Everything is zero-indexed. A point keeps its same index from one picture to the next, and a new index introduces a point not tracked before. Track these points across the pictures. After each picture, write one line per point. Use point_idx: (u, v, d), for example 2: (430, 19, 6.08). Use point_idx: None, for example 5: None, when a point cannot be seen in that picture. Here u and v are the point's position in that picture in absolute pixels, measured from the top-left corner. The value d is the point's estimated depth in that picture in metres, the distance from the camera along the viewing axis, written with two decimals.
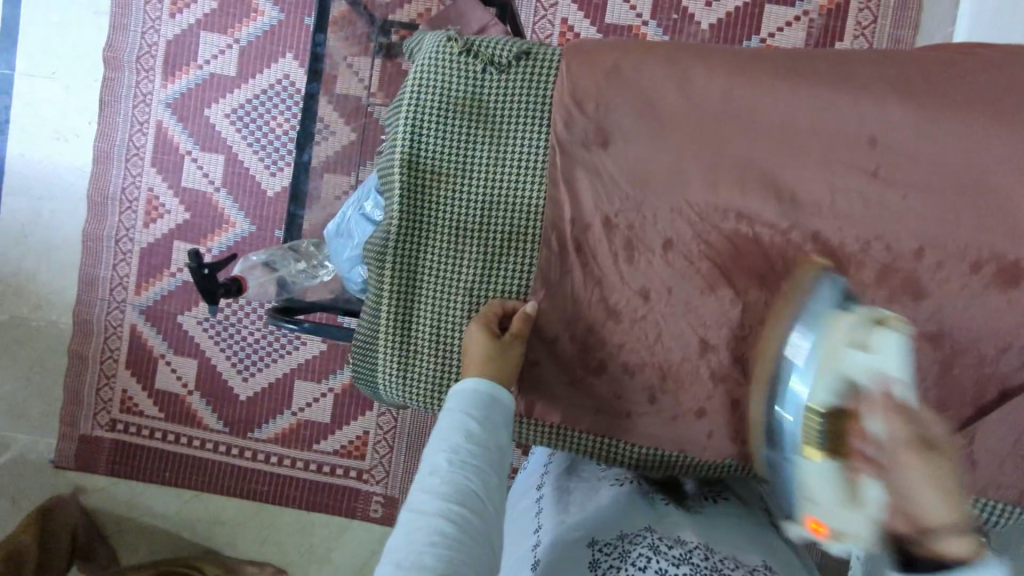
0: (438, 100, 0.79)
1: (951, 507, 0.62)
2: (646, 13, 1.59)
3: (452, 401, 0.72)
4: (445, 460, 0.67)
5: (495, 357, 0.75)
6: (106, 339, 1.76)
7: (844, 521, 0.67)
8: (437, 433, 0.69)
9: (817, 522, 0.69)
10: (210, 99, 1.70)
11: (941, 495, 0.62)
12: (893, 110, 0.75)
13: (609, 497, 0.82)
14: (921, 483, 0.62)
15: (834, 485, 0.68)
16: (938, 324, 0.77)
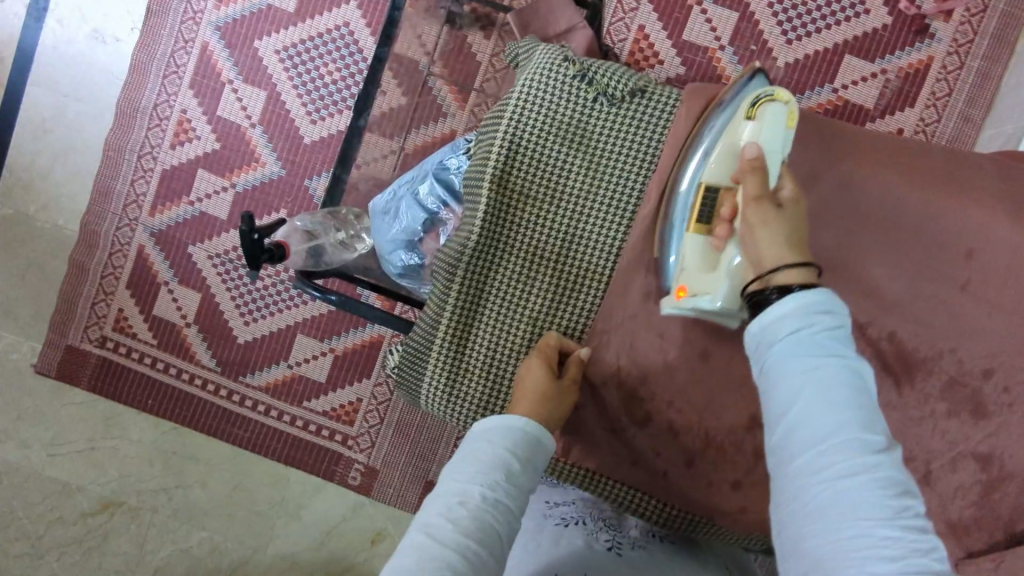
0: (541, 126, 0.81)
1: (792, 250, 0.66)
2: (726, 36, 1.38)
3: (502, 433, 0.72)
4: (477, 493, 0.67)
5: (553, 399, 0.77)
6: (111, 255, 1.63)
7: (705, 279, 0.73)
8: (477, 460, 0.69)
9: (681, 288, 0.75)
10: (262, 31, 1.59)
11: (774, 246, 0.66)
12: (998, 227, 0.72)
13: (556, 548, 0.79)
14: (767, 226, 0.68)
15: (704, 254, 0.74)
16: (991, 446, 0.72)
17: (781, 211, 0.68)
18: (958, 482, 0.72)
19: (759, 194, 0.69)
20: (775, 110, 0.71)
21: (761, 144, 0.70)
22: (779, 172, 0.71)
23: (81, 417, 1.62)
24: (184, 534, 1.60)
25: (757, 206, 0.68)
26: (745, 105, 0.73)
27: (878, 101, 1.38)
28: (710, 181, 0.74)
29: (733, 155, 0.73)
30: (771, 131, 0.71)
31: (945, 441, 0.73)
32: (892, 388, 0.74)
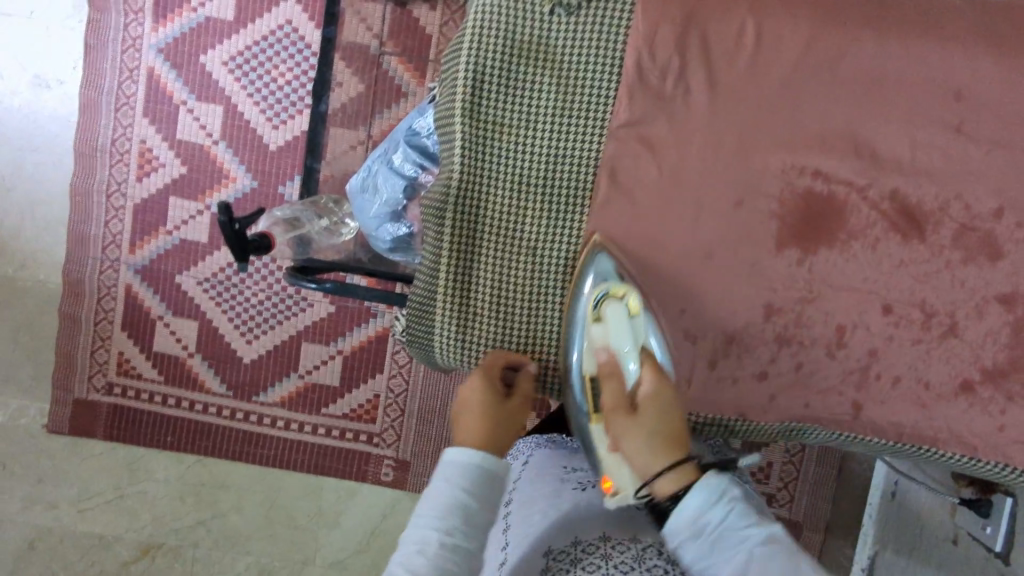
0: (501, 45, 0.72)
1: (663, 452, 0.63)
2: None
3: (457, 471, 0.63)
4: (436, 538, 0.59)
5: (503, 423, 0.68)
6: (100, 300, 1.60)
7: (622, 474, 0.66)
8: (434, 501, 0.61)
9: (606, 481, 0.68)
10: (206, 45, 1.56)
11: (649, 451, 0.63)
12: (981, 64, 0.71)
13: (574, 500, 0.73)
14: (631, 439, 0.65)
15: (604, 448, 0.70)
16: (1013, 284, 0.72)
17: (640, 419, 0.65)
18: (986, 328, 0.73)
19: (617, 401, 0.68)
20: (614, 309, 0.72)
21: (611, 343, 0.71)
22: (639, 361, 0.70)
23: (104, 467, 1.60)
24: (228, 562, 1.58)
25: (613, 419, 0.67)
26: (586, 299, 0.72)
27: None
28: (587, 378, 0.73)
29: (593, 354, 0.73)
30: (618, 326, 0.72)
31: (966, 289, 0.73)
32: (901, 245, 0.73)
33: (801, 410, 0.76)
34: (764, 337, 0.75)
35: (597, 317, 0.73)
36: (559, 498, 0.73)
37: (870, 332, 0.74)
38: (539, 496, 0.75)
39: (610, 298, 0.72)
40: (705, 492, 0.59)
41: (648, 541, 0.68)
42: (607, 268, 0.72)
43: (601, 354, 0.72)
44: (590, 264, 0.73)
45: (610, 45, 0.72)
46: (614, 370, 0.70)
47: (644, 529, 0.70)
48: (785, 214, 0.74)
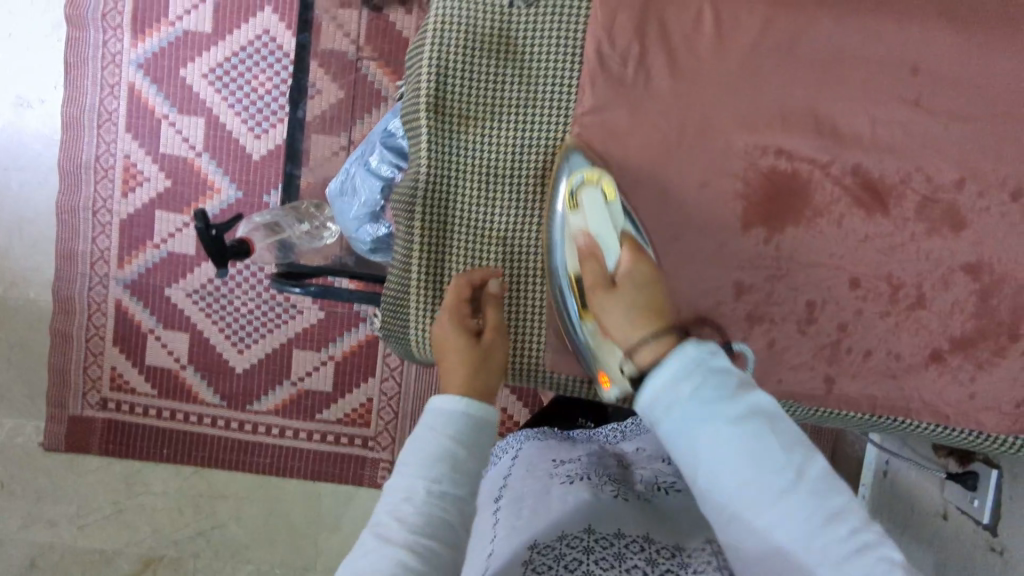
0: (462, 38, 0.72)
1: (645, 321, 0.64)
2: None
3: (441, 421, 0.61)
4: (423, 487, 0.57)
5: (484, 368, 0.68)
6: (91, 316, 1.61)
7: (611, 360, 0.67)
8: (419, 452, 0.59)
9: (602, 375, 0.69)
10: (186, 58, 1.57)
11: (630, 323, 0.64)
12: (937, 37, 0.71)
13: (560, 498, 0.69)
14: (615, 313, 0.66)
15: (594, 336, 0.70)
16: (977, 254, 0.73)
17: (621, 293, 0.67)
18: (954, 298, 0.74)
19: (598, 281, 0.69)
20: (590, 195, 0.72)
21: (589, 227, 0.72)
22: (618, 246, 0.71)
23: (101, 481, 1.60)
24: (229, 571, 1.59)
25: (595, 299, 0.68)
26: (561, 195, 0.73)
27: None
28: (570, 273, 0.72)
29: (574, 245, 0.73)
30: (596, 214, 0.72)
31: (931, 261, 0.74)
32: (866, 220, 0.74)
33: (776, 387, 0.77)
34: (735, 316, 0.76)
35: (573, 208, 0.73)
36: (545, 499, 0.70)
37: (840, 308, 0.75)
38: (527, 491, 0.74)
39: (587, 184, 0.72)
40: (688, 358, 0.59)
41: (631, 535, 0.65)
42: (580, 165, 0.72)
43: (580, 242, 0.72)
44: (564, 166, 0.73)
45: (570, 35, 0.72)
46: (593, 255, 0.71)
47: (632, 523, 0.67)
48: (750, 195, 0.74)
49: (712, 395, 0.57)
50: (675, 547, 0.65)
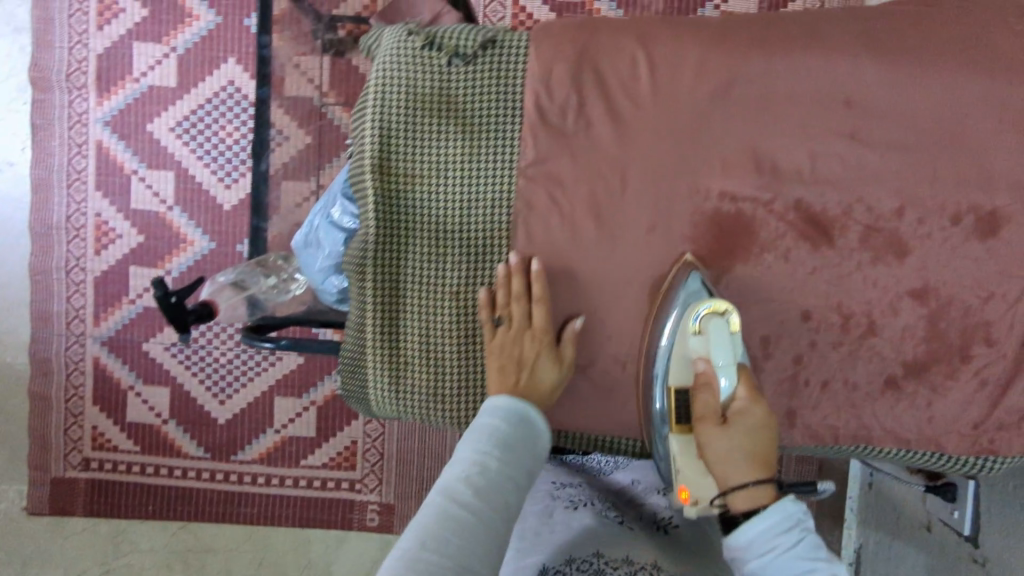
0: (403, 100, 0.74)
1: (756, 466, 0.62)
2: None
3: (505, 412, 0.67)
4: (492, 460, 0.61)
5: (555, 389, 0.74)
6: (69, 377, 1.60)
7: (701, 485, 0.66)
8: (487, 434, 0.64)
9: (682, 490, 0.67)
10: (152, 113, 1.57)
11: (736, 458, 0.62)
12: (867, 71, 0.73)
13: (568, 525, 0.75)
14: (721, 447, 0.64)
15: (687, 457, 0.68)
16: (922, 279, 0.75)
17: (731, 431, 0.64)
18: (903, 324, 0.75)
19: (710, 409, 0.67)
20: (717, 325, 0.69)
21: (711, 352, 0.68)
22: (734, 376, 0.67)
23: (88, 542, 1.58)
24: None
25: (701, 427, 0.66)
26: (685, 315, 0.71)
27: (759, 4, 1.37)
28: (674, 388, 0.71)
29: (688, 363, 0.70)
30: (719, 341, 0.69)
31: (879, 288, 0.75)
32: (812, 252, 0.75)
33: None
34: None
35: (694, 328, 0.70)
36: (553, 525, 0.75)
37: (793, 340, 0.77)
38: (531, 514, 0.80)
39: (713, 313, 0.70)
40: (788, 510, 0.57)
41: (641, 563, 0.66)
42: (698, 288, 0.73)
43: (696, 362, 0.70)
44: (683, 287, 0.73)
45: (508, 90, 0.74)
46: (709, 379, 0.68)
47: (639, 551, 0.69)
48: (699, 235, 0.76)
49: (807, 547, 0.55)
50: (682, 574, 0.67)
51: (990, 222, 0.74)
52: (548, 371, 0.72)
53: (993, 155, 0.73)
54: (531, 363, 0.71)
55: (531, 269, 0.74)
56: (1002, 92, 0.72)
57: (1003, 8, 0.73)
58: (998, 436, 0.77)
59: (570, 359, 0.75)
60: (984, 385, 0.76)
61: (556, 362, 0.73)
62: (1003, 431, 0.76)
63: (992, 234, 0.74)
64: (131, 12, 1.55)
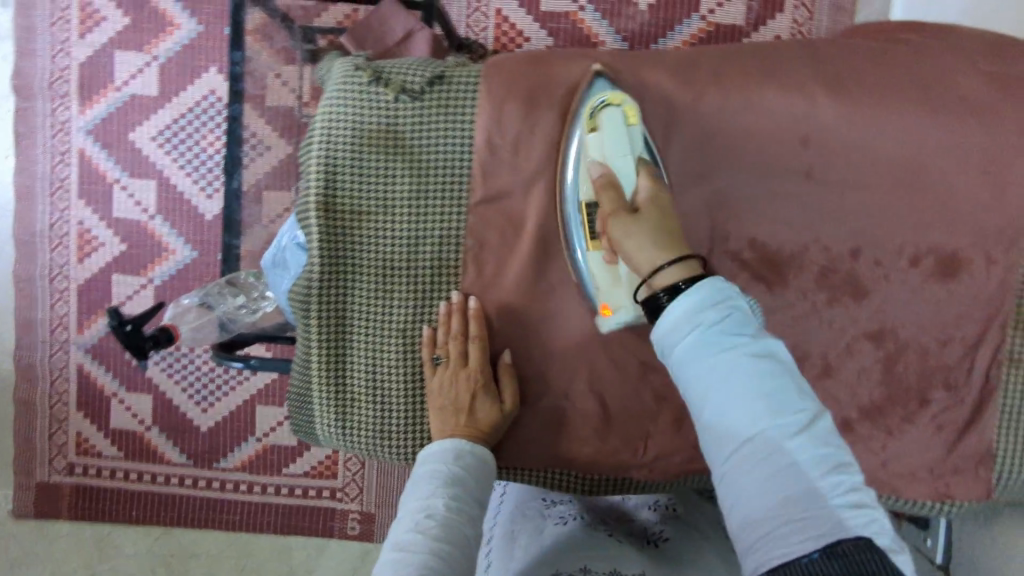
0: (348, 135, 0.73)
1: (669, 248, 0.59)
2: None
3: (449, 452, 0.69)
4: (440, 503, 0.63)
5: (490, 430, 0.73)
6: (54, 381, 1.53)
7: (616, 293, 0.68)
8: (432, 478, 0.65)
9: (603, 307, 0.70)
10: (134, 122, 1.47)
11: (641, 245, 0.59)
12: (823, 109, 0.72)
13: (553, 537, 0.72)
14: (633, 240, 0.60)
15: (605, 269, 0.68)
16: (879, 321, 0.74)
17: (644, 220, 0.61)
18: (859, 366, 0.75)
19: (617, 208, 0.63)
20: (611, 117, 0.68)
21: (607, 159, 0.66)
22: (635, 171, 0.66)
23: (73, 548, 1.54)
24: None
25: (612, 222, 0.62)
26: (580, 115, 0.70)
27: (748, 18, 1.31)
28: (582, 200, 0.70)
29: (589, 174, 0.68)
30: (613, 133, 0.68)
31: (834, 330, 0.74)
32: (766, 293, 0.74)
33: (692, 464, 0.77)
34: (642, 398, 0.76)
35: (593, 127, 0.69)
36: (538, 538, 0.73)
37: None
38: (522, 531, 0.76)
39: (608, 106, 0.69)
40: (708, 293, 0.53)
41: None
42: (603, 89, 0.71)
43: (593, 170, 0.67)
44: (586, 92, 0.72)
45: (455, 126, 0.73)
46: (608, 183, 0.65)
47: (626, 564, 0.67)
48: None
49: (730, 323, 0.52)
50: None
51: (949, 265, 0.73)
52: (486, 412, 0.72)
53: (952, 198, 0.71)
54: (468, 406, 0.72)
55: (471, 309, 0.74)
56: (963, 134, 0.71)
57: (966, 52, 0.73)
58: (955, 480, 0.76)
59: (512, 399, 0.74)
60: (940, 429, 0.75)
61: (497, 403, 0.73)
62: (959, 476, 0.75)
63: (951, 276, 0.73)
64: (114, 19, 1.45)
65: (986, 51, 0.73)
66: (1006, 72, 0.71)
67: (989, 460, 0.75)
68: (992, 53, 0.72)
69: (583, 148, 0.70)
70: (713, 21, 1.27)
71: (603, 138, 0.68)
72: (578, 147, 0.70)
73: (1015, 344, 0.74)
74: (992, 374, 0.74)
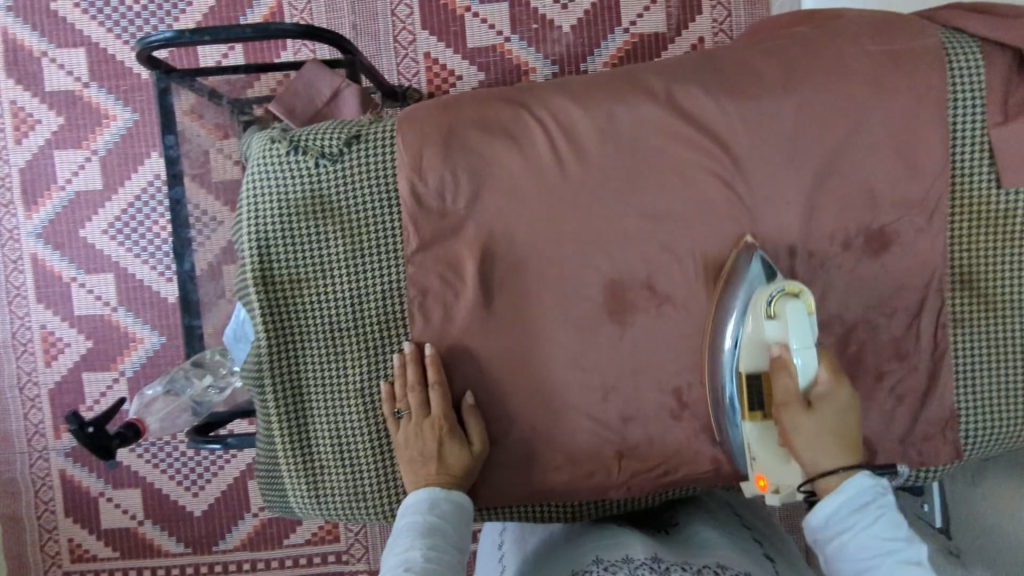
0: (276, 207, 0.74)
1: (843, 447, 0.64)
2: (507, 27, 1.35)
3: (426, 501, 0.69)
4: (418, 554, 0.62)
5: (464, 472, 0.72)
6: (37, 491, 1.47)
7: (782, 475, 0.67)
8: (409, 530, 0.65)
9: (760, 479, 0.68)
10: (82, 219, 1.42)
11: (821, 449, 0.64)
12: (729, 111, 0.74)
13: (566, 536, 0.78)
14: (806, 437, 0.64)
15: (770, 444, 0.67)
16: (824, 306, 0.75)
17: (816, 414, 0.64)
18: None
19: (791, 395, 0.65)
20: (793, 306, 0.66)
21: (788, 342, 0.65)
22: (813, 360, 0.65)
23: None
24: None
25: (788, 414, 0.65)
26: (757, 302, 0.68)
27: (669, 25, 1.34)
28: (744, 373, 0.68)
29: (760, 352, 0.68)
30: (794, 324, 0.65)
31: None
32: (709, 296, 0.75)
33: (669, 473, 0.77)
34: (608, 419, 0.76)
35: (771, 314, 0.67)
36: (553, 540, 0.78)
37: (705, 386, 0.76)
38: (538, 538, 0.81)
39: (786, 294, 0.67)
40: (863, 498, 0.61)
41: (640, 559, 0.65)
42: (758, 274, 0.72)
43: (769, 349, 0.67)
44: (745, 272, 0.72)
45: (379, 182, 0.74)
46: (784, 365, 0.66)
47: (639, 549, 0.68)
48: (592, 295, 0.76)
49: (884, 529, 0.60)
50: (682, 563, 0.65)
51: (877, 240, 0.75)
52: (456, 456, 0.72)
53: (867, 176, 0.74)
54: (436, 454, 0.71)
55: (425, 355, 0.74)
56: (869, 116, 0.73)
57: (857, 34, 0.75)
58: (924, 446, 0.77)
59: (480, 438, 0.73)
60: (901, 399, 0.77)
61: (465, 445, 0.72)
62: (927, 441, 0.77)
63: (880, 250, 0.75)
64: (47, 120, 1.41)
65: (877, 31, 0.75)
66: (897, 50, 0.74)
67: (953, 422, 0.77)
68: (881, 33, 0.75)
69: (751, 315, 0.69)
70: (635, 32, 1.30)
71: (784, 330, 0.66)
72: (750, 313, 0.69)
73: (956, 305, 0.76)
74: (940, 338, 0.77)
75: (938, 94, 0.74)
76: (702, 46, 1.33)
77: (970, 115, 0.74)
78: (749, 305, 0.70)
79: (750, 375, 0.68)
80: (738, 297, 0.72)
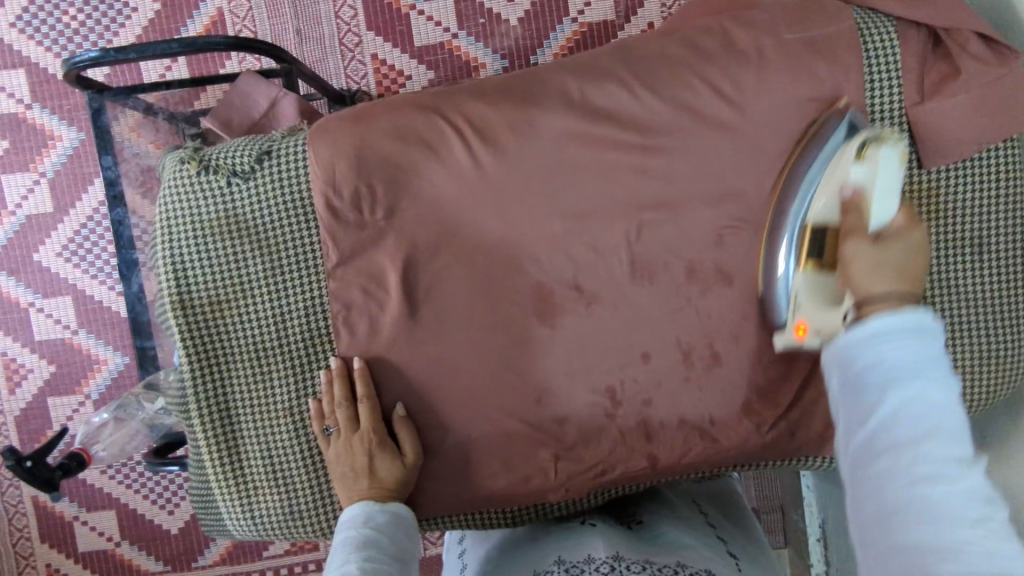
0: (189, 229, 0.73)
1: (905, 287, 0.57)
2: (453, 24, 1.33)
3: (363, 518, 0.67)
4: (355, 565, 0.60)
5: (398, 485, 0.72)
6: (10, 520, 1.44)
7: (823, 318, 0.63)
8: (346, 545, 0.64)
9: (802, 325, 0.66)
10: (35, 243, 1.39)
11: (880, 269, 0.57)
12: (645, 106, 0.73)
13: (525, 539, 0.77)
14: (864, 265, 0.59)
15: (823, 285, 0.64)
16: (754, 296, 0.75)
17: (883, 249, 0.59)
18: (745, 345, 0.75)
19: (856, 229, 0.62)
20: (885, 155, 0.64)
21: (868, 183, 0.62)
22: (894, 203, 0.62)
23: None
24: None
25: (849, 246, 0.61)
26: (850, 144, 0.67)
27: (617, 12, 1.32)
28: (812, 219, 0.67)
29: (832, 194, 0.66)
30: (881, 170, 0.63)
31: (712, 316, 0.75)
32: (637, 294, 0.75)
33: (608, 471, 0.77)
34: (543, 422, 0.76)
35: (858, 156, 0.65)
36: (512, 543, 0.78)
37: (638, 383, 0.76)
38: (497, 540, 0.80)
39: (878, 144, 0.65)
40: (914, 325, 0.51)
41: (601, 558, 0.64)
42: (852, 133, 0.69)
43: (843, 190, 0.64)
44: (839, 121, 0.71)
45: (293, 198, 0.73)
46: (856, 205, 0.63)
47: (601, 548, 0.67)
48: (519, 299, 0.75)
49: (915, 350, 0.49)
50: (643, 561, 0.63)
51: None
52: (388, 469, 0.71)
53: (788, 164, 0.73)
54: (367, 468, 0.70)
55: (354, 370, 0.74)
56: (786, 105, 0.73)
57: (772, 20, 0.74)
58: None
59: (413, 450, 0.73)
60: None
61: (398, 458, 0.72)
62: None
63: None
64: None
65: (791, 17, 0.74)
66: (812, 35, 0.73)
67: None
68: (795, 17, 0.74)
69: (834, 166, 0.67)
70: (582, 22, 1.28)
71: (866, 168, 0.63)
72: (836, 162, 0.67)
73: None
74: None
75: (853, 79, 0.73)
76: (651, 31, 1.32)
77: (886, 98, 0.74)
78: (833, 160, 0.68)
79: (820, 222, 0.66)
80: (824, 148, 0.70)
